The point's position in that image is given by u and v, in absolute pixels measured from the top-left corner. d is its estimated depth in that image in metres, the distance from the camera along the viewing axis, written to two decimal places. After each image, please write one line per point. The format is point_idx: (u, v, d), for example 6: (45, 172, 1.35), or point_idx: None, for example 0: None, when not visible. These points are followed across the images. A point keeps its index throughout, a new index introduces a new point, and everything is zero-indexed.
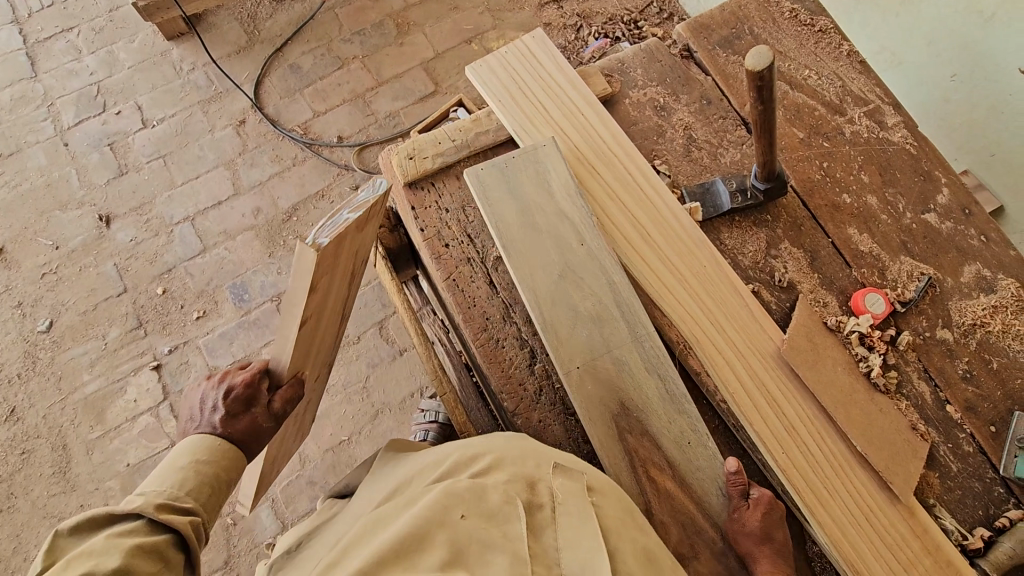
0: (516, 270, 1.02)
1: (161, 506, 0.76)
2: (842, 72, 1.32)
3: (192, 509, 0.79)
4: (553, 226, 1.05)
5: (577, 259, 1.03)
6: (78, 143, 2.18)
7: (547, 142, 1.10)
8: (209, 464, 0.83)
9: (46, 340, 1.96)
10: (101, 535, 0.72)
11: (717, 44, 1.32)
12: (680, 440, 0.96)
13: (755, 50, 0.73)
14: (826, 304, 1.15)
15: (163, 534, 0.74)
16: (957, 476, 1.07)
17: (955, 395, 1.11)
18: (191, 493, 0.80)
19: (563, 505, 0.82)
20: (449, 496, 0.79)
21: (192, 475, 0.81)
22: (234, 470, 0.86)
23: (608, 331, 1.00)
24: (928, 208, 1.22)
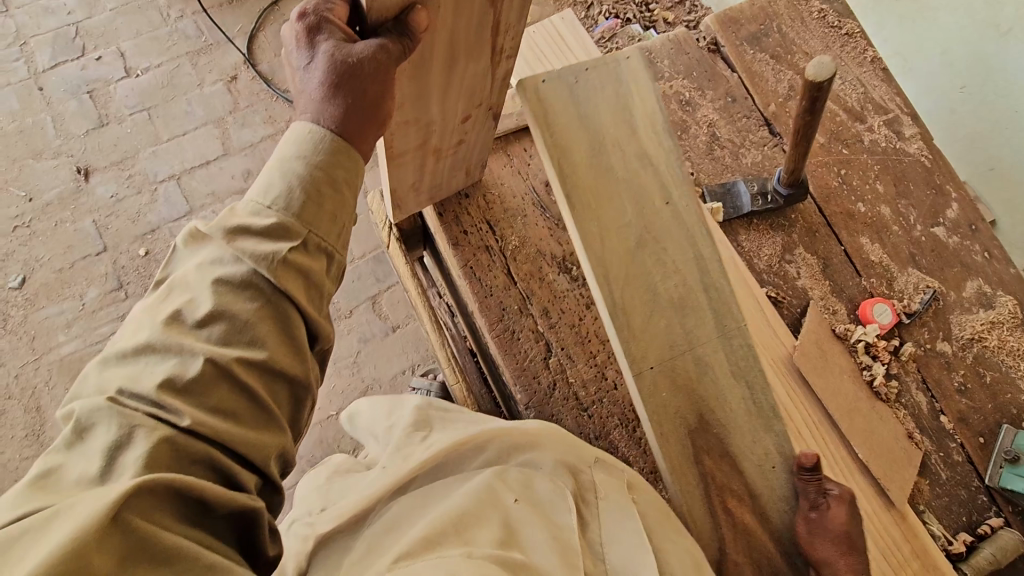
0: (590, 234, 0.88)
1: (239, 228, 0.63)
2: (865, 78, 1.31)
3: (283, 225, 0.64)
4: (633, 178, 0.90)
5: (661, 222, 0.90)
6: (53, 89, 2.04)
7: (630, 53, 0.88)
8: (305, 166, 0.66)
9: (18, 298, 1.86)
10: (197, 259, 0.63)
11: (745, 40, 1.30)
12: (763, 466, 0.91)
13: (817, 60, 0.74)
14: (835, 311, 1.17)
15: (251, 266, 0.62)
16: (946, 483, 1.12)
17: (950, 406, 1.15)
18: (285, 206, 0.66)
19: (605, 501, 0.81)
20: (500, 479, 0.78)
21: (284, 184, 0.66)
22: (338, 166, 0.68)
23: (692, 320, 0.91)
24: (938, 221, 1.24)
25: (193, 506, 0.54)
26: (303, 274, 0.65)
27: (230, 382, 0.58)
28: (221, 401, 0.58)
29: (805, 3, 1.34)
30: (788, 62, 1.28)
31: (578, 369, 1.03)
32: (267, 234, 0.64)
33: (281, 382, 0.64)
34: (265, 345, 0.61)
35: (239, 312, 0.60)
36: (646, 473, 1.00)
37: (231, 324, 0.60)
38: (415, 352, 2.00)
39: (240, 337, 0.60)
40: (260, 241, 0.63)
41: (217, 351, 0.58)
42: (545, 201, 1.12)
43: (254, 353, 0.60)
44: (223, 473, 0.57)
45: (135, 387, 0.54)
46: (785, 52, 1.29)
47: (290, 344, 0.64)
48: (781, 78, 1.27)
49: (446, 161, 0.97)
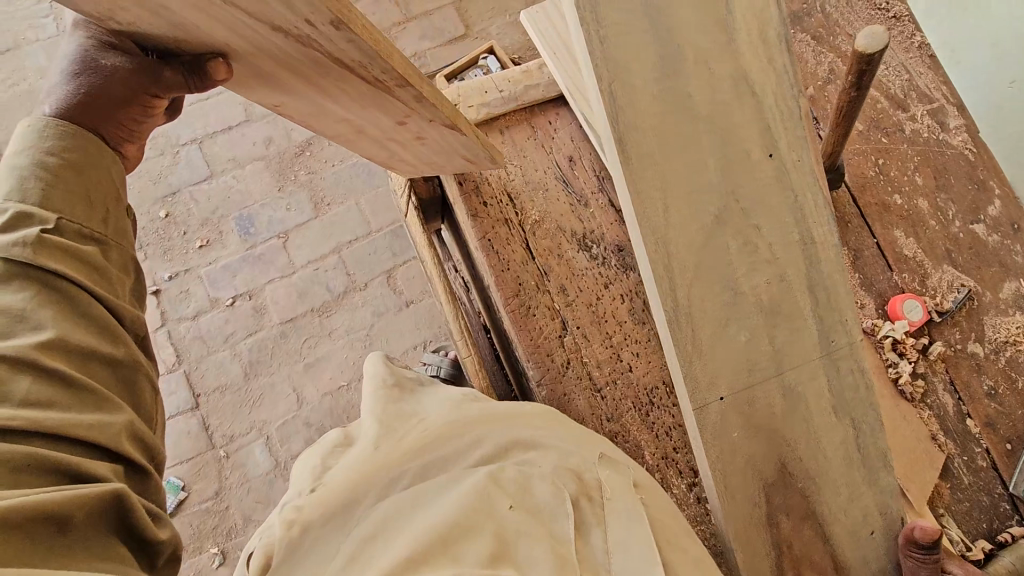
0: (670, 189, 0.87)
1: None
2: (911, 64, 1.25)
3: (25, 214, 0.72)
4: (731, 128, 0.89)
5: (746, 173, 0.89)
6: None
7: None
8: (53, 160, 0.75)
9: None
10: None
11: (786, 19, 1.25)
12: (855, 528, 0.87)
13: (868, 30, 0.69)
14: (862, 305, 1.13)
15: (4, 257, 0.68)
16: (967, 488, 1.08)
17: (977, 410, 1.10)
18: (24, 200, 0.73)
19: (611, 503, 0.76)
20: (495, 483, 0.74)
21: (19, 176, 0.74)
22: (86, 155, 0.78)
23: (783, 300, 0.89)
24: (978, 218, 1.18)
25: (41, 526, 0.57)
26: (83, 259, 0.74)
27: (31, 371, 0.64)
28: (28, 394, 0.63)
29: None
30: (830, 44, 1.22)
31: (594, 349, 1.01)
32: (19, 224, 0.71)
33: (95, 362, 0.71)
34: (51, 324, 0.68)
35: (12, 304, 0.67)
36: (656, 459, 0.98)
37: (8, 315, 0.67)
38: (429, 328, 1.99)
39: (20, 328, 0.67)
40: (4, 233, 0.70)
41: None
42: (568, 175, 1.09)
43: (40, 335, 0.67)
44: (62, 470, 0.62)
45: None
46: (827, 34, 1.23)
47: (85, 321, 0.72)
48: (822, 61, 1.21)
49: (419, 149, 0.88)
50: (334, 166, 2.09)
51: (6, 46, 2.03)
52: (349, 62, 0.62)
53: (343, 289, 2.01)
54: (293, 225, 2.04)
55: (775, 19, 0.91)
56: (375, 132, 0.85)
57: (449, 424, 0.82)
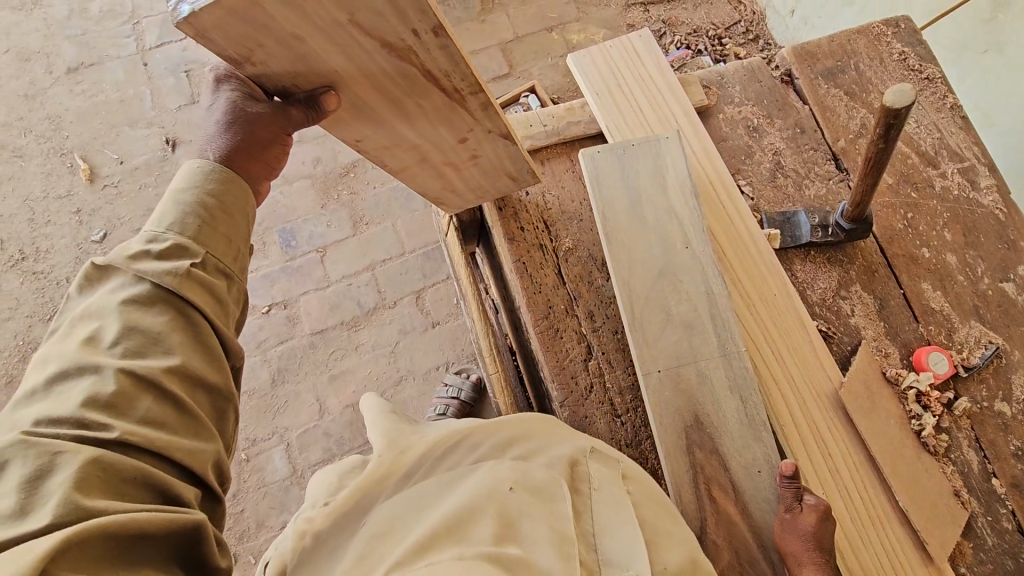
0: (613, 268, 1.03)
1: (140, 255, 0.71)
2: (942, 124, 1.29)
3: (181, 246, 0.73)
4: (661, 225, 1.05)
5: (681, 263, 1.02)
6: (157, 65, 2.21)
7: (668, 137, 1.09)
8: (202, 197, 0.77)
9: (97, 250, 2.01)
10: (104, 292, 0.70)
11: (820, 74, 1.30)
12: (749, 465, 0.93)
13: (896, 86, 0.72)
14: (887, 354, 1.13)
15: (153, 283, 0.69)
16: (991, 550, 1.05)
17: (1003, 469, 1.09)
18: (180, 232, 0.75)
19: (601, 493, 0.80)
20: (497, 472, 0.77)
21: (180, 211, 0.76)
22: (231, 193, 0.79)
23: (698, 340, 0.99)
24: (1008, 276, 1.19)
25: (126, 542, 0.58)
26: (207, 286, 0.73)
27: (153, 392, 0.65)
28: (149, 413, 0.65)
29: (887, 44, 1.33)
30: (862, 99, 1.27)
31: (616, 375, 1.04)
32: (174, 255, 0.72)
33: (203, 389, 0.71)
34: (178, 351, 0.68)
35: (150, 326, 0.68)
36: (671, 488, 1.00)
37: (143, 337, 0.67)
38: (451, 350, 2.03)
39: (152, 350, 0.67)
40: (161, 262, 0.71)
41: (128, 363, 0.65)
42: None
43: (168, 360, 0.67)
44: (154, 487, 0.63)
45: (55, 414, 0.61)
46: (860, 90, 1.28)
47: (201, 350, 0.71)
48: (854, 116, 1.25)
49: (471, 170, 0.98)
50: (375, 189, 2.18)
51: (89, 60, 2.21)
52: (435, 73, 0.70)
53: (373, 305, 2.07)
54: (332, 241, 2.13)
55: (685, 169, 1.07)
56: (435, 158, 0.93)
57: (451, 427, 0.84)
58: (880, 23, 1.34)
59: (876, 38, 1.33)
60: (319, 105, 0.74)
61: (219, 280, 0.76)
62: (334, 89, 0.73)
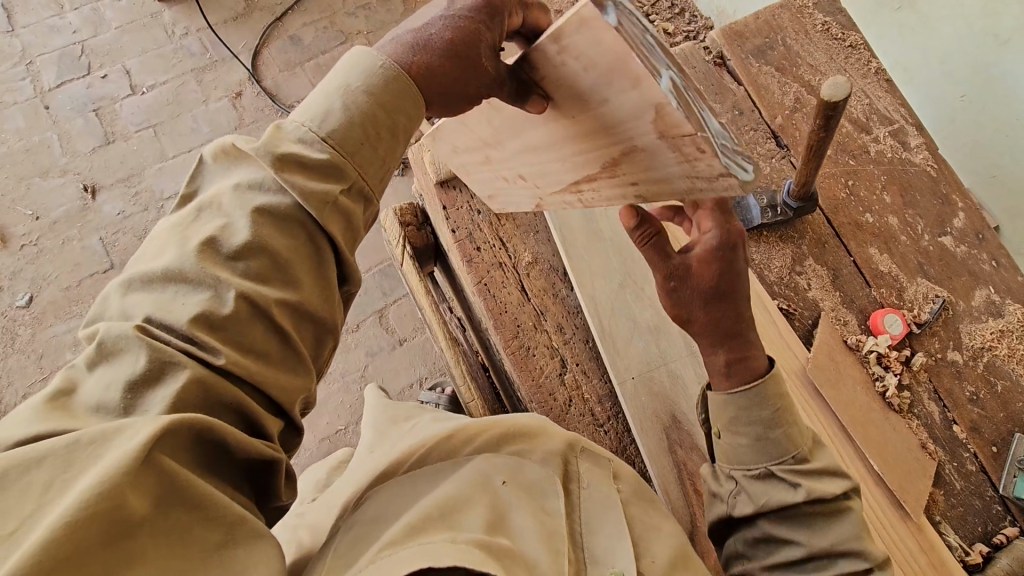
0: (579, 284, 1.03)
1: (288, 158, 0.57)
2: (869, 89, 1.32)
3: (334, 163, 0.59)
4: (617, 235, 1.06)
5: (640, 270, 1.04)
6: (60, 106, 2.05)
7: None
8: (366, 100, 0.60)
9: (26, 316, 1.87)
10: (231, 183, 0.58)
11: (751, 53, 1.30)
12: None
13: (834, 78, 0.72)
14: (846, 322, 1.16)
15: (293, 200, 0.57)
16: (959, 493, 1.12)
17: (961, 415, 1.15)
18: (337, 140, 0.59)
19: (588, 487, 0.85)
20: (489, 462, 0.81)
21: (343, 114, 0.60)
22: (399, 110, 0.62)
23: (664, 344, 1.01)
24: (945, 231, 1.25)
25: (218, 455, 0.50)
26: (345, 214, 0.61)
27: (265, 324, 0.54)
28: (259, 343, 0.54)
29: (810, 15, 1.35)
30: (793, 73, 1.29)
31: (593, 385, 1.04)
32: (323, 172, 0.59)
33: (309, 322, 0.59)
34: (299, 285, 0.57)
35: (276, 248, 0.56)
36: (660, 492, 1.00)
37: (268, 259, 0.56)
38: (423, 365, 2.00)
39: (274, 275, 0.56)
40: (307, 178, 0.58)
41: (251, 286, 0.54)
42: None
43: (290, 294, 0.56)
44: (246, 418, 0.53)
45: (169, 317, 0.50)
46: (790, 65, 1.30)
47: (323, 287, 0.60)
48: (787, 90, 1.27)
49: None
50: None
51: None
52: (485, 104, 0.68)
53: None
54: None
55: None
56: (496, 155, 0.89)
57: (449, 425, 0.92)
58: None
59: (799, 11, 1.35)
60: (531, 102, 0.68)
61: (361, 208, 0.63)
62: (547, 100, 0.68)
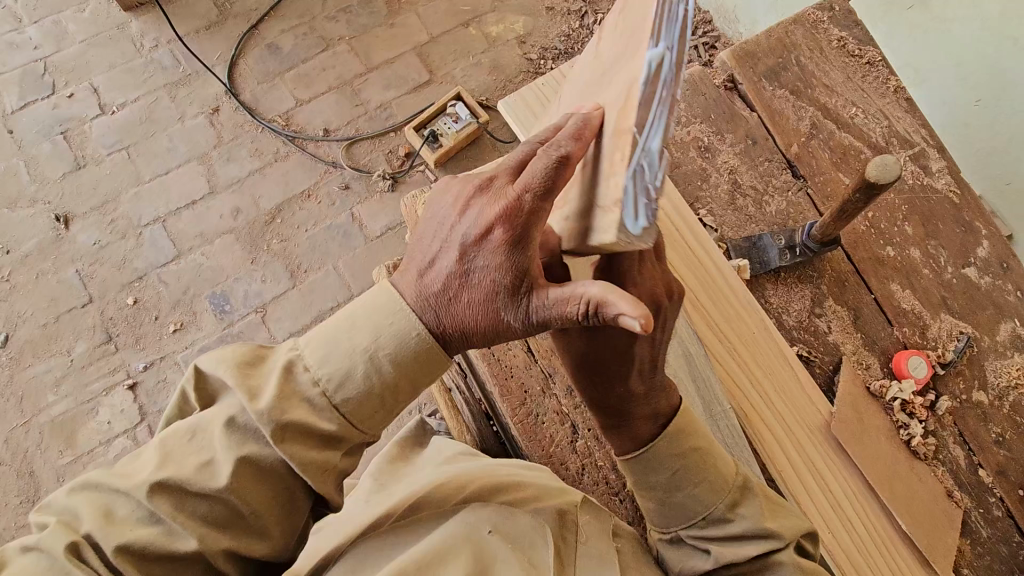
0: None
1: (294, 428, 0.60)
2: (888, 110, 1.24)
3: (342, 433, 0.63)
4: None
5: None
6: (25, 130, 1.94)
7: None
8: (390, 373, 0.63)
9: (3, 356, 1.78)
10: (232, 423, 0.60)
11: (763, 75, 1.23)
12: None
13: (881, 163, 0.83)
14: (868, 366, 1.11)
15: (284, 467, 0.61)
16: (986, 542, 1.07)
17: (987, 459, 1.10)
18: (348, 412, 0.62)
19: (586, 545, 0.78)
20: (476, 510, 0.76)
21: (360, 387, 0.62)
22: (420, 372, 0.65)
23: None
24: (969, 261, 1.19)
25: None
26: (336, 473, 0.65)
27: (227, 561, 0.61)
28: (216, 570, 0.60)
29: (824, 31, 1.27)
30: (808, 96, 1.22)
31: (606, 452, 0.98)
32: (328, 441, 0.63)
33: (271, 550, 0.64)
34: (268, 533, 0.63)
35: (249, 502, 0.60)
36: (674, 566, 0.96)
37: (234, 514, 0.60)
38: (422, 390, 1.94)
39: (244, 525, 0.61)
40: (307, 445, 0.61)
41: (218, 537, 0.59)
42: None
43: (257, 547, 0.62)
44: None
45: (148, 540, 0.57)
46: (805, 87, 1.23)
47: (291, 524, 0.65)
48: (803, 115, 1.20)
49: None
50: (308, 232, 1.95)
51: None
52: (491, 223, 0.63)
53: None
54: (271, 297, 1.88)
55: None
56: None
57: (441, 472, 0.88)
58: (814, 9, 1.28)
59: (812, 27, 1.27)
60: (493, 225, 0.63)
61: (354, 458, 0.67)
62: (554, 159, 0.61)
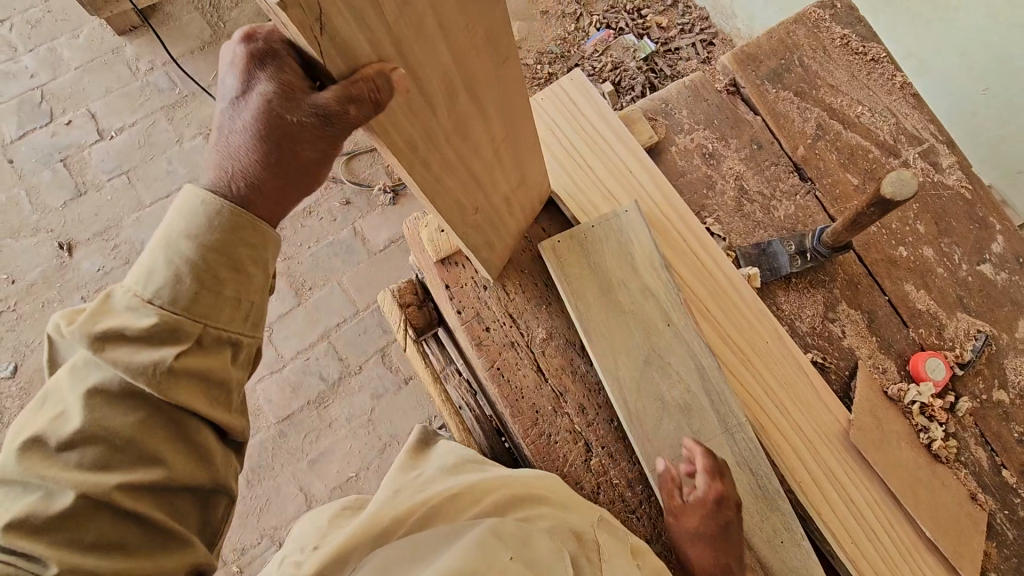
0: (600, 364, 0.94)
1: (110, 336, 0.54)
2: (896, 106, 1.22)
3: (168, 325, 0.55)
4: (638, 305, 0.96)
5: (664, 343, 0.95)
6: (25, 159, 1.94)
7: (629, 207, 0.99)
8: (192, 247, 0.57)
9: (11, 387, 1.78)
10: (71, 364, 0.55)
11: (766, 77, 1.21)
12: (772, 540, 0.90)
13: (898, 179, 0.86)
14: (885, 370, 1.09)
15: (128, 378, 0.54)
16: (1014, 544, 1.05)
17: (1011, 459, 1.08)
18: (170, 299, 0.56)
19: (609, 562, 0.81)
20: (495, 535, 0.78)
21: (168, 269, 0.56)
22: (239, 242, 0.58)
23: (697, 424, 0.93)
24: (983, 258, 1.17)
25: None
26: (200, 375, 0.57)
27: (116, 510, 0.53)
28: (107, 531, 0.53)
29: (826, 29, 1.25)
30: (812, 97, 1.20)
31: (622, 469, 0.96)
32: (153, 339, 0.55)
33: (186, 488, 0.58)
34: (159, 459, 0.55)
35: (114, 431, 0.53)
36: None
37: (108, 446, 0.53)
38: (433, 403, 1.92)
39: (120, 457, 0.54)
40: (138, 349, 0.54)
41: (89, 479, 0.52)
42: None
43: (148, 474, 0.54)
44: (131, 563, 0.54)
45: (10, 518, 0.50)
46: (809, 88, 1.21)
47: (186, 448, 0.57)
48: (808, 117, 1.18)
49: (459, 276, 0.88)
50: (310, 248, 2.01)
51: None
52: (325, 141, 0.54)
53: (337, 376, 1.93)
54: (277, 315, 1.96)
55: (652, 242, 0.97)
56: None
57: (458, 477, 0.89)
58: (815, 7, 1.26)
59: (814, 26, 1.25)
60: (249, 65, 0.49)
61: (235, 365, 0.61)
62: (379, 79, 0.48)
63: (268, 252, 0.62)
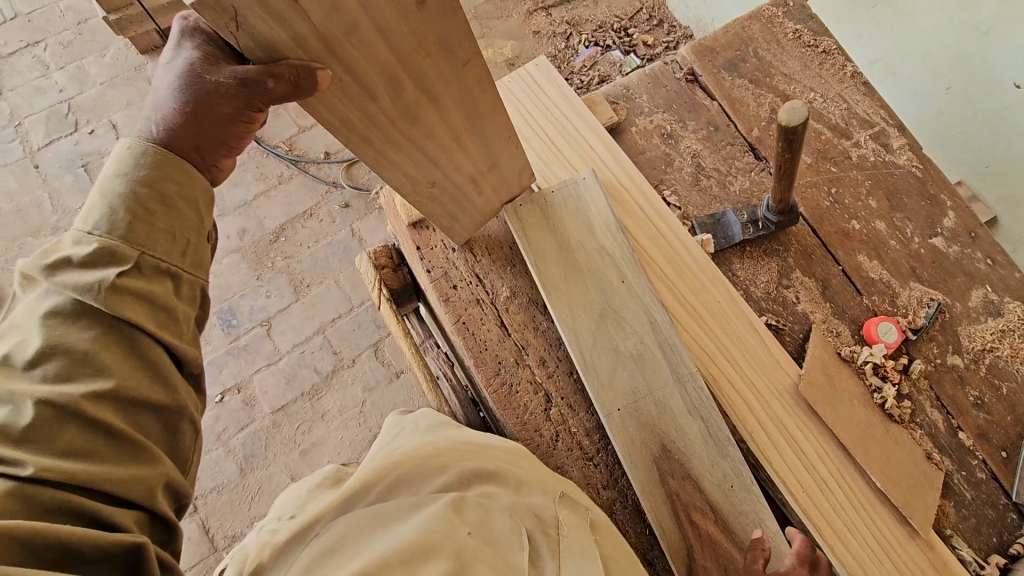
0: (557, 317, 1.01)
1: (58, 263, 0.60)
2: (847, 93, 1.30)
3: (107, 249, 0.62)
4: (595, 263, 1.03)
5: (619, 298, 1.02)
6: (49, 164, 2.09)
7: (586, 175, 1.07)
8: (124, 184, 0.64)
9: None
10: (28, 299, 0.60)
11: (722, 67, 1.31)
12: (722, 483, 0.94)
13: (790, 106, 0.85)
14: (839, 333, 1.14)
15: (78, 297, 0.59)
16: (971, 503, 1.07)
17: (967, 422, 1.11)
18: (110, 230, 0.63)
19: (569, 540, 0.77)
20: (457, 509, 0.74)
21: (106, 203, 0.64)
22: (167, 179, 0.66)
23: (649, 373, 0.99)
24: (936, 232, 1.22)
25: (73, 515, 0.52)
26: (148, 295, 0.62)
27: (75, 424, 0.55)
28: (72, 443, 0.54)
29: (780, 25, 1.35)
30: (767, 84, 1.29)
31: (579, 419, 1.02)
32: (94, 261, 0.61)
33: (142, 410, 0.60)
34: (110, 370, 0.58)
35: (74, 345, 0.57)
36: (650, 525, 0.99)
37: (68, 359, 0.57)
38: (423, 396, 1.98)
39: (80, 373, 0.57)
40: (82, 272, 0.60)
41: (52, 390, 0.54)
42: None
43: (98, 383, 0.57)
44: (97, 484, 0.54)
45: None
46: (763, 76, 1.30)
47: (141, 365, 0.60)
48: (762, 101, 1.27)
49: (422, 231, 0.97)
50: (310, 248, 2.12)
51: None
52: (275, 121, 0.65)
53: (332, 369, 2.00)
54: (276, 310, 2.05)
55: (608, 207, 1.05)
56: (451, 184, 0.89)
57: (423, 445, 0.85)
58: (769, 5, 1.36)
59: (769, 22, 1.35)
60: (180, 38, 0.65)
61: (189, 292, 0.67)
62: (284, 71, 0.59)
63: (197, 193, 0.69)
